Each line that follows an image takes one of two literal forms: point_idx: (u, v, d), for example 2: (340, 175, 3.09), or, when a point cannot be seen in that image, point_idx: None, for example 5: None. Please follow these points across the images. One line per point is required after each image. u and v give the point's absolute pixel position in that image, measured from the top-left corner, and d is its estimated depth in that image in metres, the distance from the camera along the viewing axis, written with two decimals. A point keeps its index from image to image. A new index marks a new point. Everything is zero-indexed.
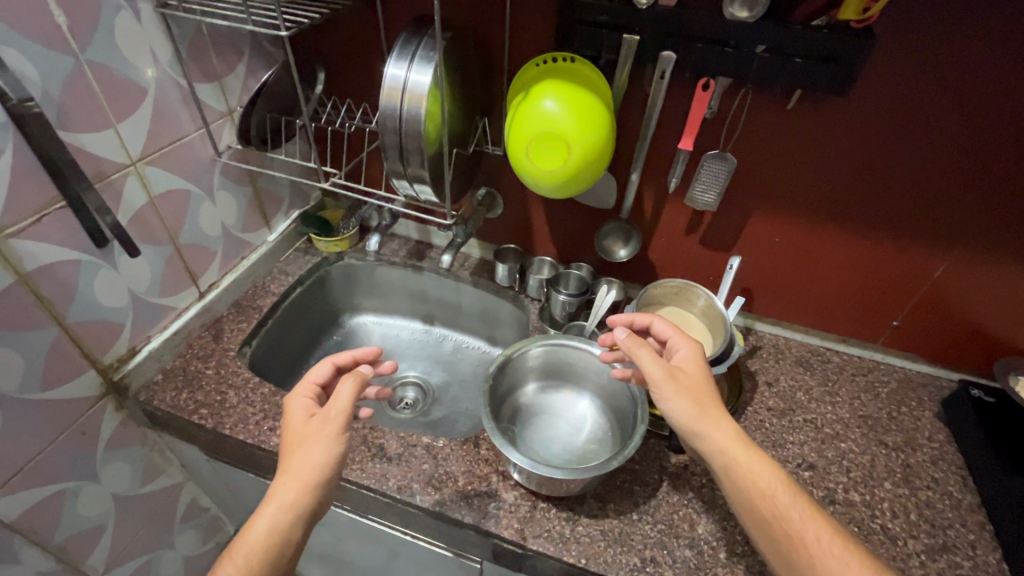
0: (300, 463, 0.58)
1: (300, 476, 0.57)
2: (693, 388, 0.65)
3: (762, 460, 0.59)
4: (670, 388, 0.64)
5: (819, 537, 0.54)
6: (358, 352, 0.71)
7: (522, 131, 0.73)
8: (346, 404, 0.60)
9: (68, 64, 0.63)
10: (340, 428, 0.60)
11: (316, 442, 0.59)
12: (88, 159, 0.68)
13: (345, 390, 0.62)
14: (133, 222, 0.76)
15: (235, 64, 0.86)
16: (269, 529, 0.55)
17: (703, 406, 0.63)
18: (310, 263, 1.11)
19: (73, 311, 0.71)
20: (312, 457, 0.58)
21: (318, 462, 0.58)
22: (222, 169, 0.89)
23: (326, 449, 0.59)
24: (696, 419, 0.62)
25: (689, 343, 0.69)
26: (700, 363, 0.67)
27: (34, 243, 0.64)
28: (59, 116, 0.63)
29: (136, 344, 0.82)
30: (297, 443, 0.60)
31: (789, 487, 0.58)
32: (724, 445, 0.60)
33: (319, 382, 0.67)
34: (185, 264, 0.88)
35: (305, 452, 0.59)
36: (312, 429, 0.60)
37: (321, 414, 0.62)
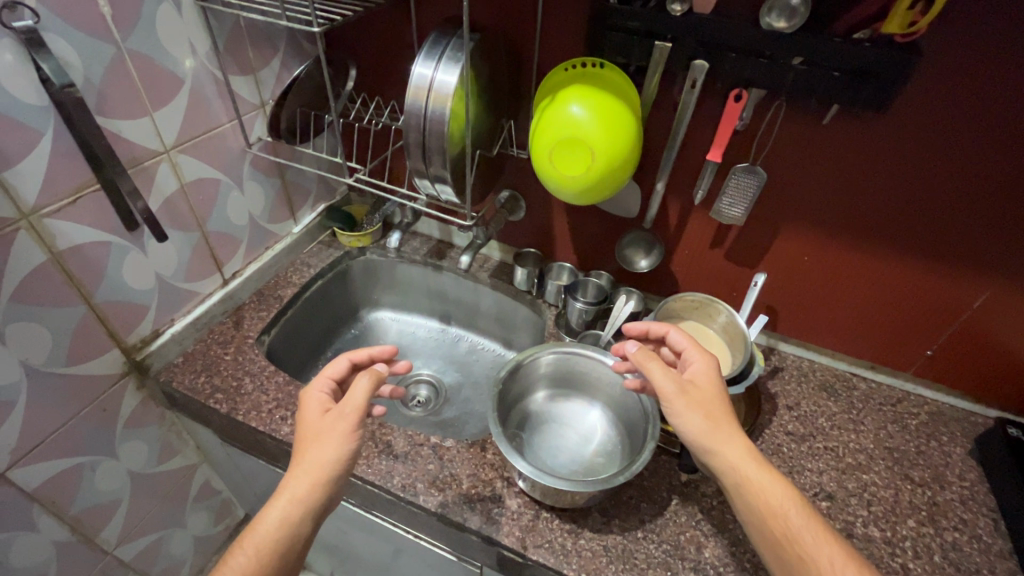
0: (312, 457, 0.58)
1: (312, 470, 0.57)
2: (705, 403, 0.62)
3: (776, 479, 0.57)
4: (679, 402, 0.62)
5: (832, 559, 0.52)
6: (375, 349, 0.71)
7: (547, 134, 0.72)
8: (360, 401, 0.59)
9: (110, 52, 0.65)
10: (353, 424, 0.60)
11: (329, 437, 0.60)
12: (123, 145, 0.70)
13: (360, 387, 0.62)
14: (163, 208, 0.78)
15: (270, 58, 0.88)
16: (279, 521, 0.56)
17: (715, 421, 0.61)
18: (332, 256, 1.13)
19: (101, 291, 0.73)
20: (324, 452, 0.58)
21: (331, 458, 0.58)
22: (251, 160, 0.91)
23: (339, 445, 0.59)
24: (708, 433, 0.60)
25: (703, 357, 0.67)
26: (714, 379, 0.65)
27: (68, 223, 0.66)
28: (98, 103, 0.65)
29: (160, 326, 0.84)
30: (310, 437, 0.60)
31: (802, 506, 0.56)
32: (735, 461, 0.58)
33: (334, 377, 0.68)
34: (211, 251, 0.90)
35: (318, 445, 0.59)
36: (327, 425, 0.61)
37: (336, 409, 0.62)
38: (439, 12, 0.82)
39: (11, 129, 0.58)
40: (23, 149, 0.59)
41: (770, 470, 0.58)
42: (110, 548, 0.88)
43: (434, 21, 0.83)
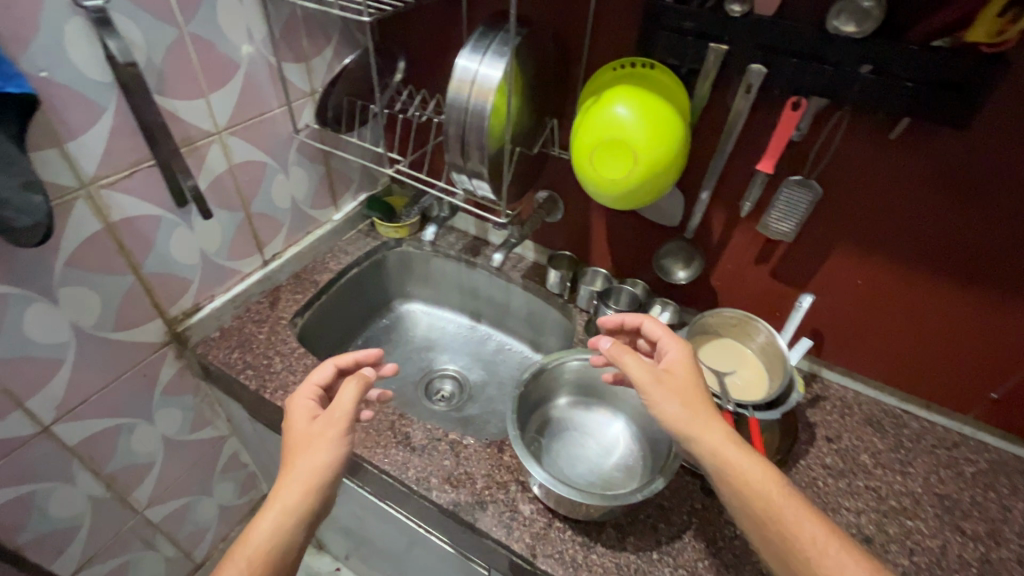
0: (304, 464, 0.61)
1: (304, 478, 0.60)
2: (682, 390, 0.62)
3: (755, 458, 0.57)
4: (657, 393, 0.62)
5: (814, 536, 0.52)
6: (360, 355, 0.76)
7: (589, 134, 0.70)
8: (348, 407, 0.63)
9: (172, 34, 0.67)
10: (341, 430, 0.64)
11: (319, 443, 0.63)
12: (179, 124, 0.73)
13: (348, 393, 0.65)
14: (211, 187, 0.81)
15: (323, 47, 0.90)
16: (274, 529, 0.58)
17: (693, 408, 0.61)
18: (370, 245, 1.14)
19: (148, 262, 0.76)
20: (314, 459, 0.62)
21: (319, 465, 0.61)
22: (299, 145, 0.94)
23: (329, 451, 0.62)
24: (687, 421, 0.60)
25: (677, 343, 0.67)
26: (689, 365, 0.65)
27: (122, 195, 0.69)
28: (158, 83, 0.68)
29: (201, 301, 0.88)
30: (301, 445, 0.64)
31: (784, 487, 0.56)
32: (716, 446, 0.58)
33: (321, 384, 0.72)
34: (254, 232, 0.93)
35: (309, 453, 0.62)
36: (316, 432, 0.64)
37: (324, 416, 0.65)
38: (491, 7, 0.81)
39: (77, 103, 0.61)
40: (87, 123, 0.62)
41: (751, 454, 0.57)
42: (141, 508, 0.93)
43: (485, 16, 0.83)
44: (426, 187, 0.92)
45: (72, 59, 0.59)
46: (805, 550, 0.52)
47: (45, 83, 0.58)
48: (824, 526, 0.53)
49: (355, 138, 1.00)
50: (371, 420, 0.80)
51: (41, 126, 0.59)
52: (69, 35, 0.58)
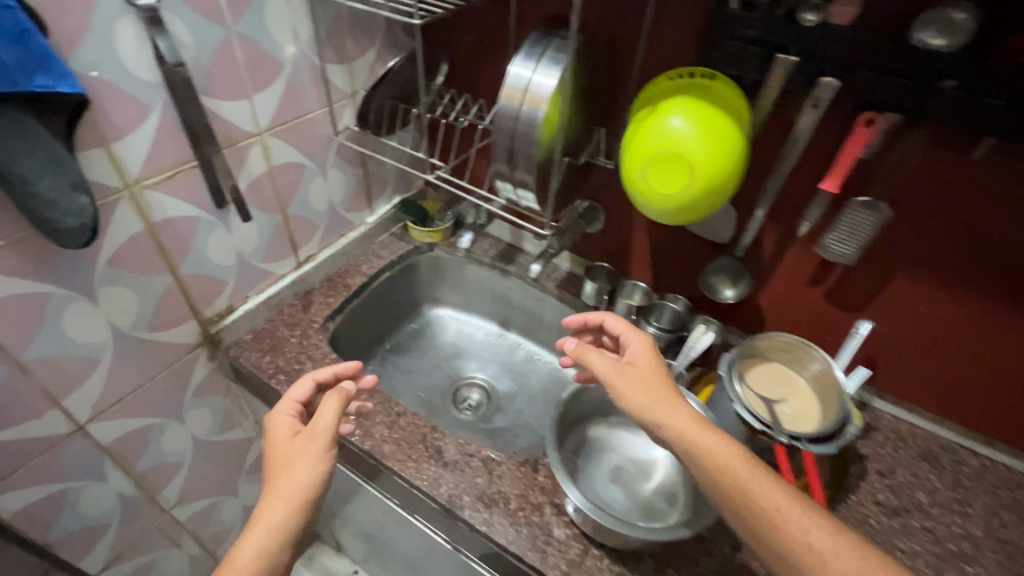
0: (287, 482, 0.63)
1: (287, 497, 0.61)
2: (645, 379, 0.66)
3: (718, 436, 0.59)
4: (621, 384, 0.65)
5: (780, 507, 0.53)
6: (339, 368, 0.78)
7: (643, 144, 0.67)
8: (326, 424, 0.63)
9: (220, 33, 0.66)
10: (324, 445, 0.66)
11: (301, 460, 0.64)
12: (222, 124, 0.72)
13: (328, 409, 0.66)
14: (250, 187, 0.80)
15: (366, 48, 0.88)
16: (258, 550, 0.59)
17: (657, 396, 0.64)
18: (402, 249, 1.13)
19: (186, 263, 0.76)
20: (297, 476, 0.63)
21: (301, 484, 0.62)
22: (337, 148, 0.92)
23: (311, 467, 0.64)
24: (651, 407, 0.63)
25: (638, 336, 0.71)
26: (650, 353, 0.68)
27: (164, 196, 0.68)
28: (205, 83, 0.67)
29: (235, 302, 0.87)
30: (282, 462, 0.65)
31: (749, 463, 0.57)
32: (681, 430, 0.60)
33: (300, 400, 0.74)
34: (289, 234, 0.92)
35: (292, 470, 0.64)
36: (297, 448, 0.66)
37: (306, 432, 0.67)
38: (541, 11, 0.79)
39: (125, 103, 0.60)
40: (133, 123, 0.62)
41: (715, 433, 0.59)
42: (169, 507, 0.92)
43: (535, 20, 0.80)
44: (465, 193, 0.90)
45: (122, 58, 0.58)
46: (772, 522, 0.53)
47: (95, 81, 0.57)
48: (791, 497, 0.54)
49: (394, 141, 0.99)
50: (402, 432, 0.78)
51: (90, 125, 0.58)
52: (120, 34, 0.57)
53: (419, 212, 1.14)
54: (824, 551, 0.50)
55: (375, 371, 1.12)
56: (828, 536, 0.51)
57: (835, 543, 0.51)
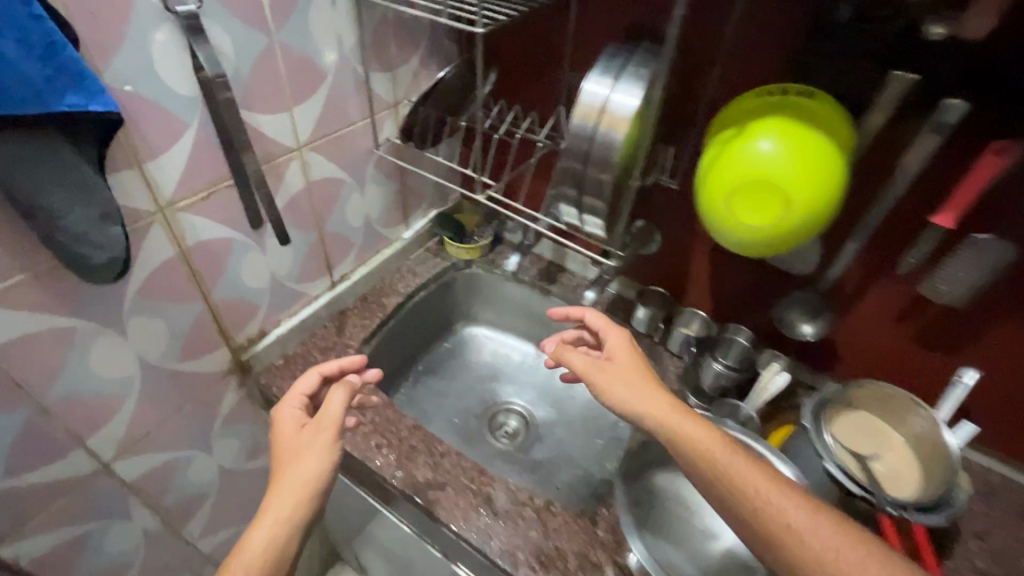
0: (293, 475, 0.62)
1: (296, 487, 0.60)
2: (623, 371, 0.65)
3: (699, 422, 0.58)
4: (600, 378, 0.65)
5: (757, 487, 0.52)
6: (345, 361, 0.77)
7: (734, 170, 0.59)
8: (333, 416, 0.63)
9: (261, 41, 0.60)
10: (331, 437, 0.65)
11: (308, 453, 0.63)
12: (261, 140, 0.66)
13: (334, 401, 0.65)
14: (287, 205, 0.74)
15: (410, 55, 0.82)
16: (268, 541, 0.58)
17: (637, 388, 0.63)
18: (438, 266, 1.07)
19: (218, 288, 0.70)
20: (303, 468, 0.62)
21: (309, 475, 0.61)
22: (377, 162, 0.86)
23: (317, 459, 0.63)
24: (631, 398, 0.62)
25: (617, 330, 0.71)
26: (629, 347, 0.68)
27: (198, 219, 0.63)
28: (245, 96, 0.61)
29: (267, 327, 0.81)
30: (290, 457, 0.64)
31: (729, 446, 0.56)
32: (661, 417, 0.59)
33: (306, 393, 0.72)
34: (325, 254, 0.86)
35: (298, 463, 0.63)
36: (304, 441, 0.64)
37: (312, 425, 0.66)
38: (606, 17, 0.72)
39: (160, 119, 0.54)
40: (167, 141, 0.56)
41: (695, 419, 0.58)
42: (194, 540, 0.87)
43: (598, 26, 0.73)
44: (514, 213, 0.83)
45: (157, 70, 0.52)
46: (754, 504, 0.51)
47: (128, 96, 0.51)
48: (769, 479, 0.53)
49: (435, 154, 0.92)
50: (447, 475, 0.72)
51: (121, 145, 0.52)
52: (156, 43, 0.51)
53: (456, 226, 1.07)
54: (803, 531, 0.49)
55: (407, 395, 1.06)
56: (805, 515, 0.50)
57: (811, 524, 0.50)
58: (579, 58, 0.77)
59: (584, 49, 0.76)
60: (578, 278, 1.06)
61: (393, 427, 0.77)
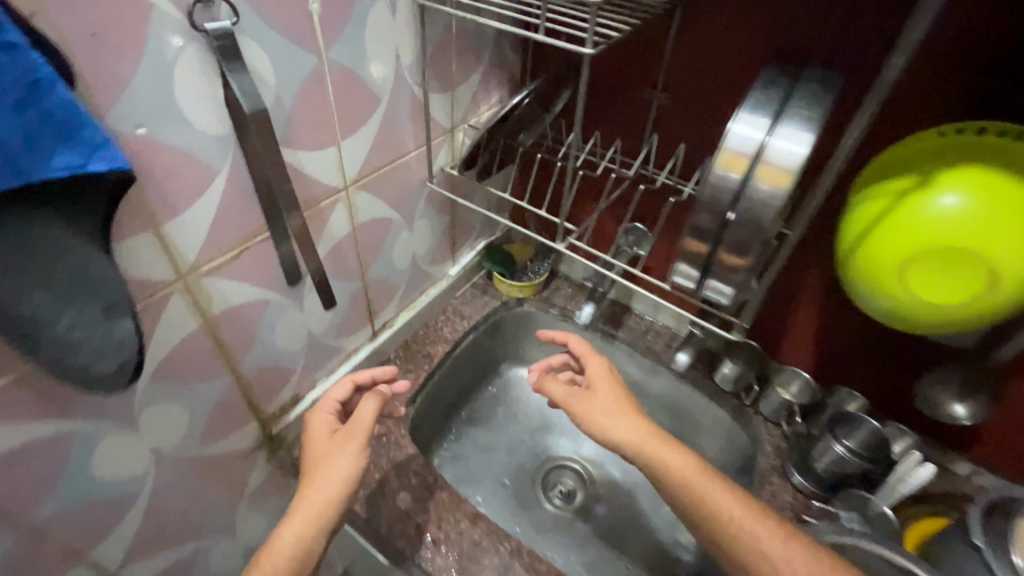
0: (322, 478, 0.57)
1: (326, 488, 0.57)
2: (603, 399, 0.65)
3: (680, 452, 0.59)
4: (581, 409, 0.65)
5: (729, 512, 0.55)
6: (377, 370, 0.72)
7: (926, 226, 0.45)
8: (366, 423, 0.59)
9: (309, 63, 0.48)
10: (360, 445, 0.60)
11: (337, 457, 0.59)
12: (304, 182, 0.53)
13: (366, 406, 0.61)
14: (329, 255, 0.62)
15: (472, 70, 0.69)
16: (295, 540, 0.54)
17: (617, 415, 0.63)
18: (487, 305, 0.94)
19: (248, 357, 0.58)
20: (332, 473, 0.57)
21: (338, 479, 0.57)
22: (428, 195, 0.74)
23: (348, 466, 0.58)
24: (613, 427, 0.62)
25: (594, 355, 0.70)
26: (608, 372, 0.68)
27: (227, 282, 0.51)
28: (286, 131, 0.49)
29: (301, 391, 0.69)
30: (318, 459, 0.59)
31: (706, 474, 0.58)
32: (641, 445, 0.60)
33: (338, 400, 0.67)
34: (367, 302, 0.74)
35: (327, 468, 0.58)
36: (335, 445, 0.60)
37: (344, 431, 0.61)
38: (719, 30, 0.59)
39: (182, 167, 0.42)
40: (190, 194, 0.43)
41: (672, 448, 0.60)
42: None
43: (708, 41, 0.60)
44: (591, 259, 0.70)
45: (179, 105, 0.40)
46: (734, 528, 0.54)
47: (142, 142, 0.38)
48: (741, 506, 0.55)
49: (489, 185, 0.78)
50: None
51: (133, 204, 0.40)
52: (179, 72, 0.39)
53: (507, 261, 0.95)
54: (778, 558, 0.52)
55: (451, 450, 0.94)
56: (777, 541, 0.53)
57: (780, 548, 0.53)
58: (677, 78, 0.64)
59: (686, 68, 0.63)
60: (646, 321, 0.93)
61: (450, 515, 0.65)
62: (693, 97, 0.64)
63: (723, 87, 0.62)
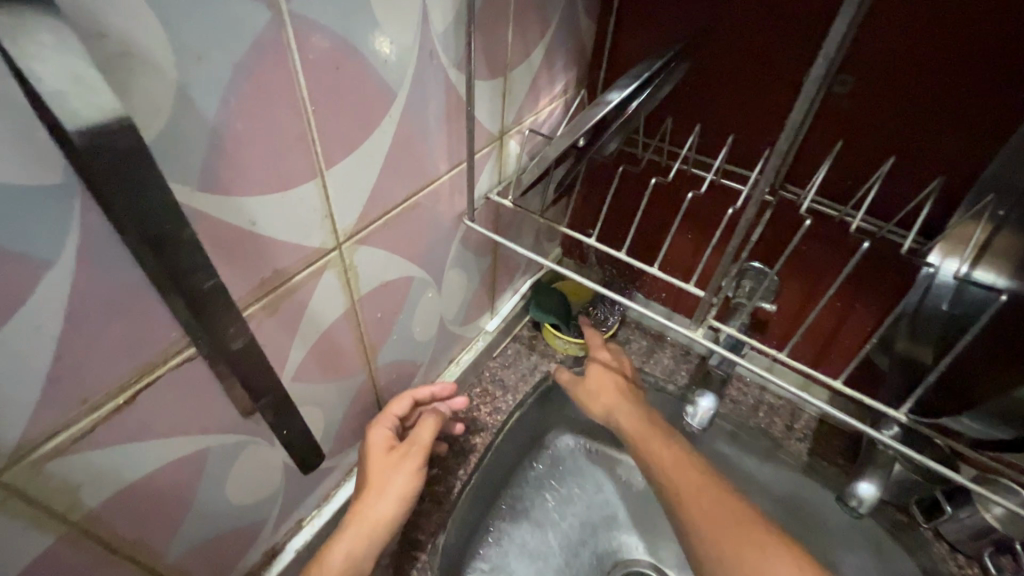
0: (369, 504, 0.45)
1: (380, 504, 0.45)
2: (599, 381, 0.58)
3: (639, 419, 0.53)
4: (583, 394, 0.59)
5: (663, 463, 0.48)
6: (437, 387, 0.54)
7: None
8: (428, 449, 0.47)
9: (252, 29, 0.23)
10: (416, 470, 0.47)
11: (388, 480, 0.46)
12: (255, 254, 0.29)
13: (430, 425, 0.49)
14: (310, 356, 0.37)
15: (535, 44, 0.44)
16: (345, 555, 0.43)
17: (597, 391, 0.58)
18: (536, 369, 0.69)
19: (177, 540, 0.34)
20: (383, 498, 0.45)
21: (395, 497, 0.46)
22: (463, 235, 0.49)
23: (403, 488, 0.46)
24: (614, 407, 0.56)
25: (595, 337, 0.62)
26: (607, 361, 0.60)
27: (111, 452, 0.26)
28: (209, 164, 0.24)
29: (278, 542, 0.45)
30: (367, 479, 0.46)
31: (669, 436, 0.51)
32: (608, 407, 0.57)
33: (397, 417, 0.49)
34: (377, 396, 0.49)
35: (376, 492, 0.45)
36: (384, 464, 0.46)
37: (399, 448, 0.48)
38: None
39: None
40: None
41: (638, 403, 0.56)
42: None
43: None
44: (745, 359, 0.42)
45: None
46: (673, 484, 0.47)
47: None
48: (680, 461, 0.48)
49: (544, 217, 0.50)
50: None
51: None
52: None
53: (559, 307, 0.70)
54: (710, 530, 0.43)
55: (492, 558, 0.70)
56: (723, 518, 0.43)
57: (698, 506, 0.44)
58: (877, 53, 0.39)
59: (900, 35, 0.37)
60: (754, 391, 0.69)
61: None
62: (905, 84, 0.39)
63: (973, 66, 0.36)
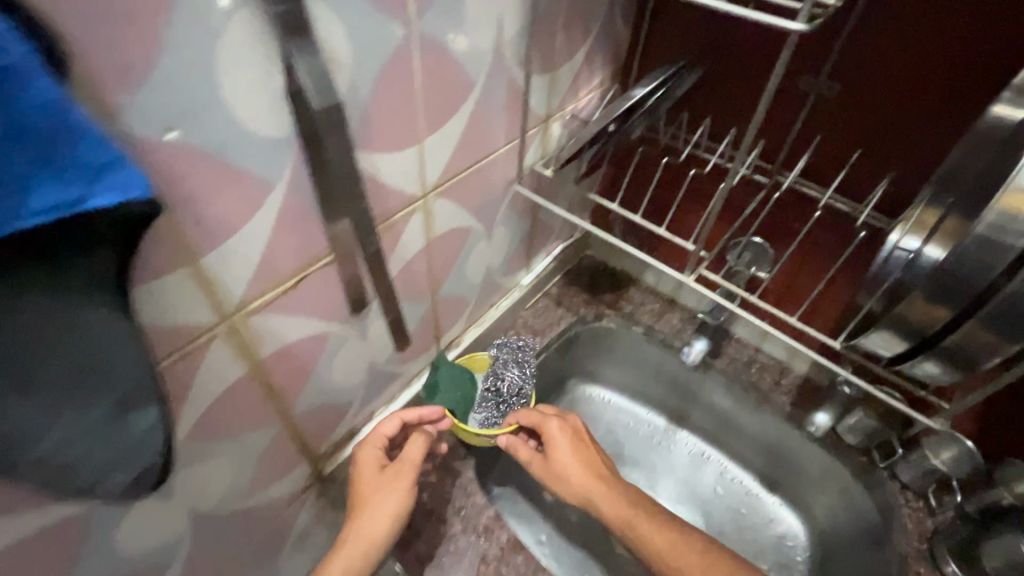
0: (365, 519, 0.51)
1: (373, 520, 0.51)
2: (562, 469, 0.56)
3: (631, 510, 0.53)
4: (551, 480, 0.57)
5: (658, 549, 0.51)
6: (424, 409, 0.58)
7: None
8: (419, 462, 0.53)
9: (395, 38, 0.36)
10: (406, 490, 0.53)
11: (382, 497, 0.52)
12: (378, 194, 0.42)
13: (419, 442, 0.55)
14: (397, 277, 0.50)
15: (579, 47, 0.55)
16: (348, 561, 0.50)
17: (563, 477, 0.56)
18: (562, 321, 0.80)
19: (303, 397, 0.48)
20: (375, 517, 0.51)
21: (388, 512, 0.52)
22: (510, 199, 0.61)
23: (396, 505, 0.52)
24: (590, 489, 0.55)
25: (552, 420, 0.59)
26: (571, 440, 0.58)
27: (282, 318, 0.40)
28: (360, 128, 0.37)
29: (357, 425, 0.59)
30: (363, 493, 0.53)
31: (649, 515, 0.53)
32: (584, 492, 0.55)
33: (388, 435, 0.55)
34: (436, 322, 0.62)
35: (370, 509, 0.51)
36: (378, 482, 0.52)
37: (392, 467, 0.53)
38: (922, 18, 0.44)
39: (225, 183, 0.31)
40: (238, 217, 0.32)
41: (611, 480, 0.55)
42: None
43: (899, 31, 0.45)
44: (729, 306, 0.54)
45: (224, 95, 0.28)
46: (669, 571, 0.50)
47: (174, 151, 0.27)
48: (675, 545, 0.51)
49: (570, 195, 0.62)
50: None
51: (160, 236, 0.29)
52: (224, 49, 0.27)
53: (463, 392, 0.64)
54: None
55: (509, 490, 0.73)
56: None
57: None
58: (856, 66, 0.49)
59: (869, 55, 0.48)
60: (749, 350, 0.79)
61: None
62: (875, 91, 0.49)
63: (932, 75, 0.46)
